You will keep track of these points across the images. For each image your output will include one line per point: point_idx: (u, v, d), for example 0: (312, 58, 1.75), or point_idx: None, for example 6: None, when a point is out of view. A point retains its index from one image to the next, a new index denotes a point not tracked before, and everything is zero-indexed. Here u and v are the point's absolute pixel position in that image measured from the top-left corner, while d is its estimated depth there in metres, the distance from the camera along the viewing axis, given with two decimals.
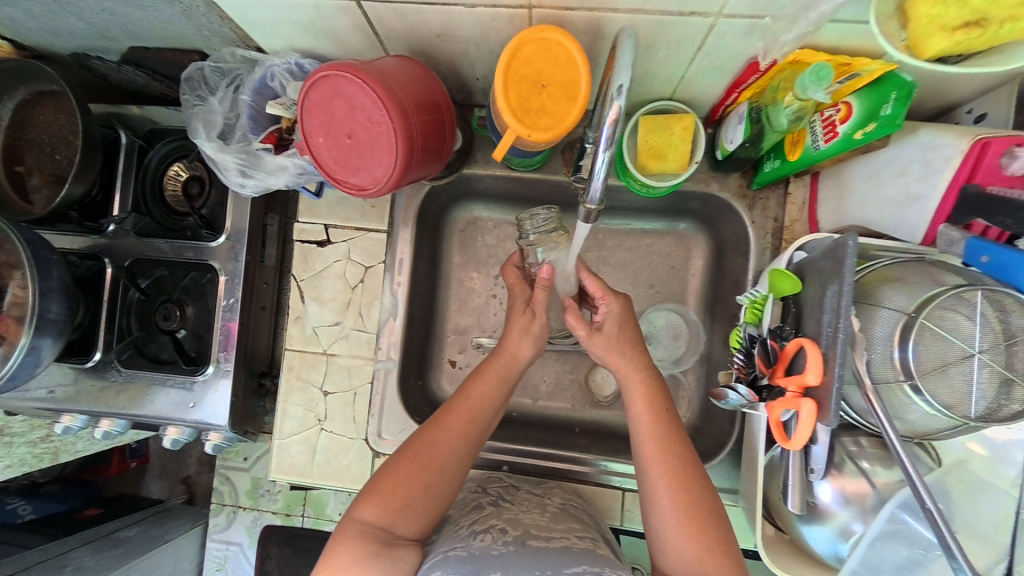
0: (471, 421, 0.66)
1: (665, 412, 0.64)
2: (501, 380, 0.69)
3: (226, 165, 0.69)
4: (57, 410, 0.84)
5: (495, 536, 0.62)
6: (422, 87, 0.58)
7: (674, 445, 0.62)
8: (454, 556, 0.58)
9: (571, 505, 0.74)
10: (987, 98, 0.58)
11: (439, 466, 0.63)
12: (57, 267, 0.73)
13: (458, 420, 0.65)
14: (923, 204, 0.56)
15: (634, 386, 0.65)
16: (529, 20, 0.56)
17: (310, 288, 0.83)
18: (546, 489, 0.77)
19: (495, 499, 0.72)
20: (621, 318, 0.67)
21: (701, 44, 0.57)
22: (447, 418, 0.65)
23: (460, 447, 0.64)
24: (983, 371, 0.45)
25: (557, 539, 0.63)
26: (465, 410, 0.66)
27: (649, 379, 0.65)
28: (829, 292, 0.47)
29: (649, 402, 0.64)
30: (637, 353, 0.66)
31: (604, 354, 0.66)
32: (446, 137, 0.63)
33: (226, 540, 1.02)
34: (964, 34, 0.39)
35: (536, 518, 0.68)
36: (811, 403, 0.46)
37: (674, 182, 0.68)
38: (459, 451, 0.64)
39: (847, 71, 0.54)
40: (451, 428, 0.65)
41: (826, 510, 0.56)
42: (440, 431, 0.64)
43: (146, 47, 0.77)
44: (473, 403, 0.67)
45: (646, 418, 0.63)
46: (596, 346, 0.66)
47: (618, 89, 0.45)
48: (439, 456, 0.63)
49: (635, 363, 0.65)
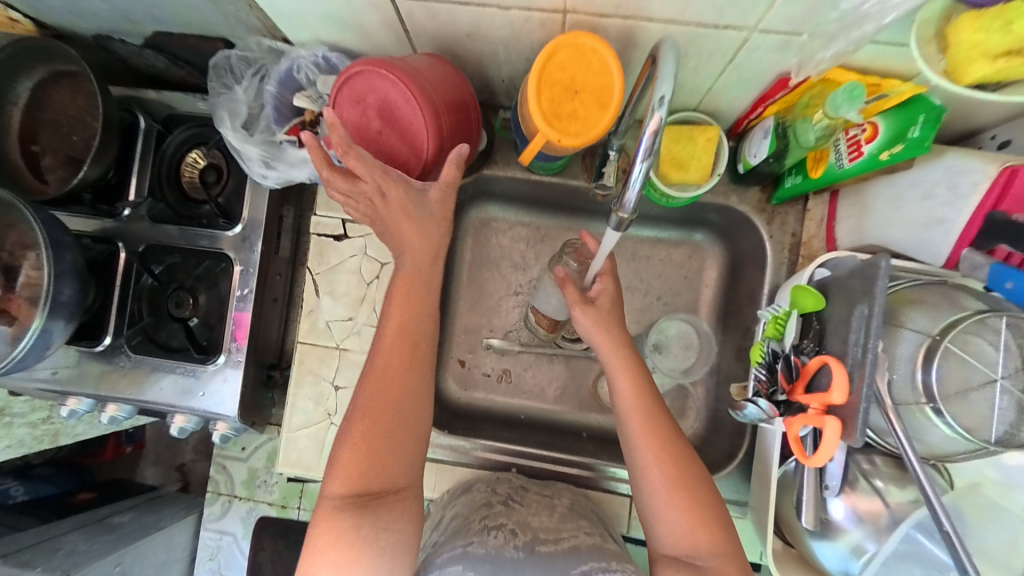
0: (403, 351, 0.59)
1: (648, 386, 0.64)
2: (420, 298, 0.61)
3: (249, 156, 0.69)
4: (62, 392, 0.83)
5: (504, 538, 0.62)
6: (455, 88, 0.58)
7: (660, 418, 0.62)
8: (472, 553, 0.59)
9: (580, 505, 0.74)
10: (1010, 125, 0.59)
11: (392, 414, 0.57)
12: (71, 250, 0.72)
13: (398, 350, 0.59)
14: (947, 228, 0.55)
15: (614, 358, 0.65)
16: (562, 25, 0.56)
17: (324, 282, 0.83)
18: (555, 491, 0.77)
19: (504, 499, 0.72)
20: (613, 298, 0.69)
21: (732, 57, 0.57)
22: (380, 363, 0.59)
23: (411, 377, 0.59)
24: (1005, 397, 0.46)
25: (566, 539, 0.63)
26: (394, 345, 0.59)
27: (630, 355, 0.65)
28: (857, 312, 0.47)
29: (632, 375, 0.64)
30: (620, 331, 0.67)
31: (592, 325, 0.66)
32: (471, 137, 0.63)
33: (220, 530, 1.02)
34: (1006, 62, 0.39)
35: (544, 520, 0.68)
36: (836, 422, 0.46)
37: (695, 193, 0.69)
38: (407, 388, 0.58)
39: (877, 91, 0.55)
40: (390, 371, 0.58)
41: (839, 527, 0.56)
42: (382, 375, 0.58)
43: (170, 32, 0.77)
44: (395, 331, 0.60)
45: (631, 394, 0.63)
46: (586, 318, 0.66)
47: (659, 100, 0.44)
48: (394, 396, 0.58)
49: (615, 340, 0.66)
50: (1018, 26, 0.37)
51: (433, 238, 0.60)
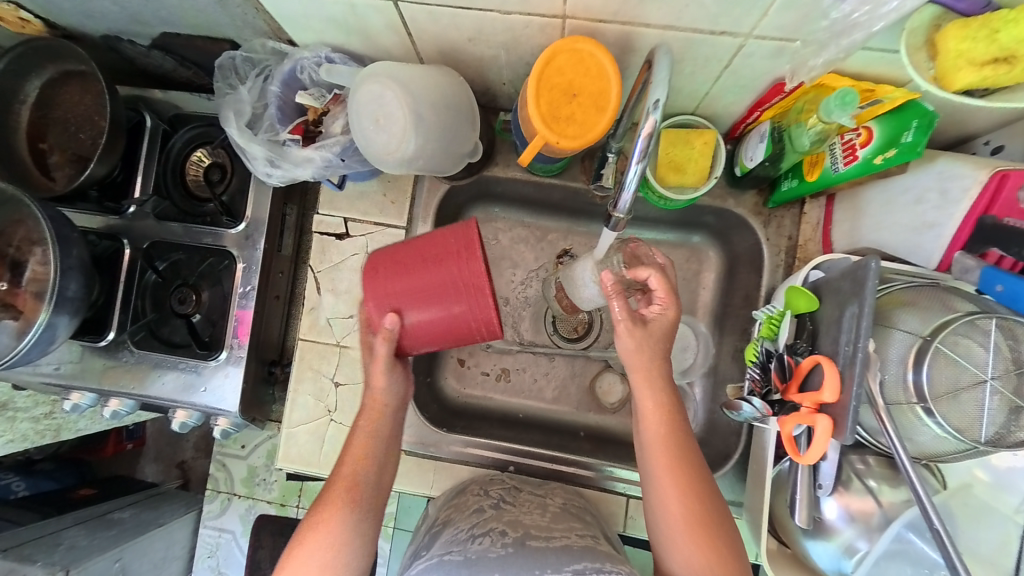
0: (363, 461, 0.64)
1: (677, 423, 0.62)
2: (385, 429, 0.66)
3: (254, 155, 0.69)
4: (65, 387, 0.84)
5: (492, 542, 0.62)
6: (436, 288, 0.55)
7: (685, 455, 0.61)
8: (447, 562, 0.59)
9: (573, 505, 0.75)
10: (1003, 131, 0.60)
11: (341, 528, 0.59)
12: (77, 246, 0.74)
13: (349, 465, 0.63)
14: (938, 232, 0.57)
15: (648, 395, 0.62)
16: (561, 30, 0.57)
17: (326, 279, 0.84)
18: (548, 491, 0.78)
19: (495, 502, 0.72)
20: (666, 330, 0.63)
21: (728, 62, 0.58)
22: (340, 467, 0.63)
23: (365, 495, 0.62)
24: (994, 398, 0.46)
25: (557, 539, 0.63)
26: (355, 452, 0.64)
27: (666, 391, 0.63)
28: (848, 312, 0.48)
29: (664, 412, 0.62)
30: (660, 364, 0.63)
31: (632, 350, 0.61)
32: (456, 313, 0.56)
33: (219, 527, 1.04)
34: (992, 70, 0.40)
35: (536, 519, 0.69)
36: (826, 420, 0.47)
37: (692, 195, 0.70)
38: (358, 508, 0.61)
39: (871, 97, 0.55)
40: (344, 476, 0.62)
41: (831, 526, 0.57)
42: (341, 485, 0.62)
43: (177, 33, 0.79)
44: (362, 442, 0.65)
45: (660, 433, 0.62)
46: (627, 339, 0.61)
47: (654, 104, 0.45)
48: (341, 500, 0.60)
49: (656, 372, 0.62)
50: (1003, 34, 0.39)
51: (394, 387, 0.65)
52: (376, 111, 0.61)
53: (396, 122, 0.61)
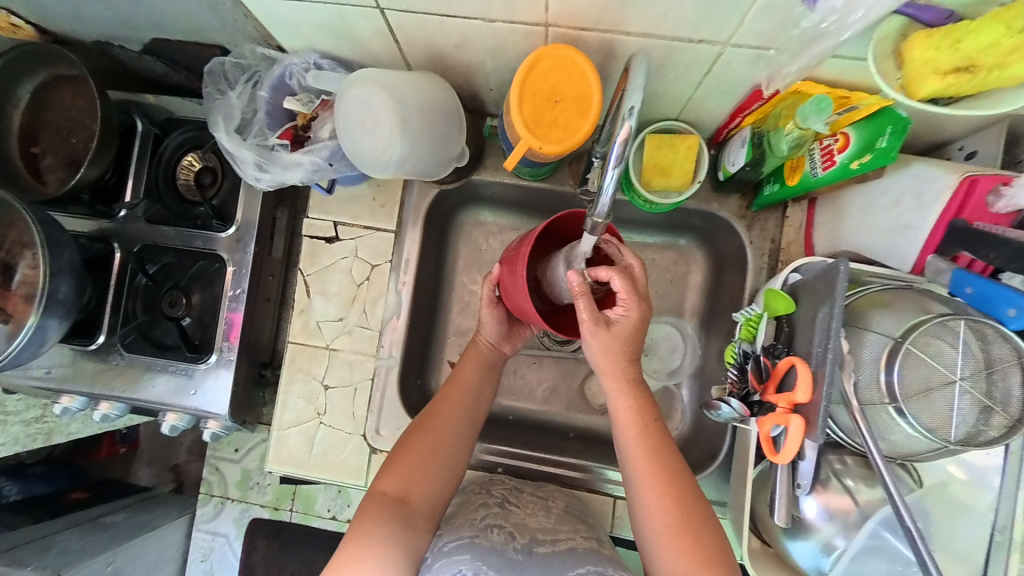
0: (464, 385, 0.72)
1: (653, 424, 0.64)
2: (483, 367, 0.75)
3: (243, 159, 0.69)
4: (56, 390, 0.85)
5: (501, 540, 0.64)
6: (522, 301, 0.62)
7: (665, 457, 0.62)
8: (479, 544, 0.62)
9: (574, 508, 0.77)
10: (977, 135, 0.61)
11: (445, 435, 0.68)
12: (69, 249, 0.74)
13: (452, 396, 0.71)
14: (914, 234, 0.58)
15: (619, 395, 0.64)
16: (545, 37, 0.59)
17: (317, 282, 0.84)
18: (549, 492, 0.79)
19: (500, 501, 0.73)
20: (633, 330, 0.61)
21: (708, 69, 0.59)
22: (444, 396, 0.71)
23: (462, 415, 0.70)
24: (964, 398, 0.47)
25: (563, 541, 0.65)
26: (457, 387, 0.72)
27: (640, 392, 0.65)
28: (821, 313, 0.49)
29: (638, 414, 0.64)
30: (630, 365, 0.64)
31: (598, 351, 0.61)
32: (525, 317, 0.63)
33: (212, 530, 1.03)
34: (954, 79, 0.42)
35: (542, 520, 0.70)
36: (800, 419, 0.48)
37: (677, 199, 0.71)
38: (458, 424, 0.69)
39: (846, 104, 0.57)
40: (451, 403, 0.70)
41: (812, 524, 0.58)
42: (445, 401, 0.70)
43: (169, 39, 0.79)
44: (466, 371, 0.74)
45: (634, 435, 0.63)
46: (596, 341, 0.60)
47: (630, 110, 0.46)
48: (439, 427, 0.68)
49: (625, 373, 0.63)
50: (965, 44, 0.40)
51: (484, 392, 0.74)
52: (364, 115, 0.62)
53: (383, 126, 0.62)
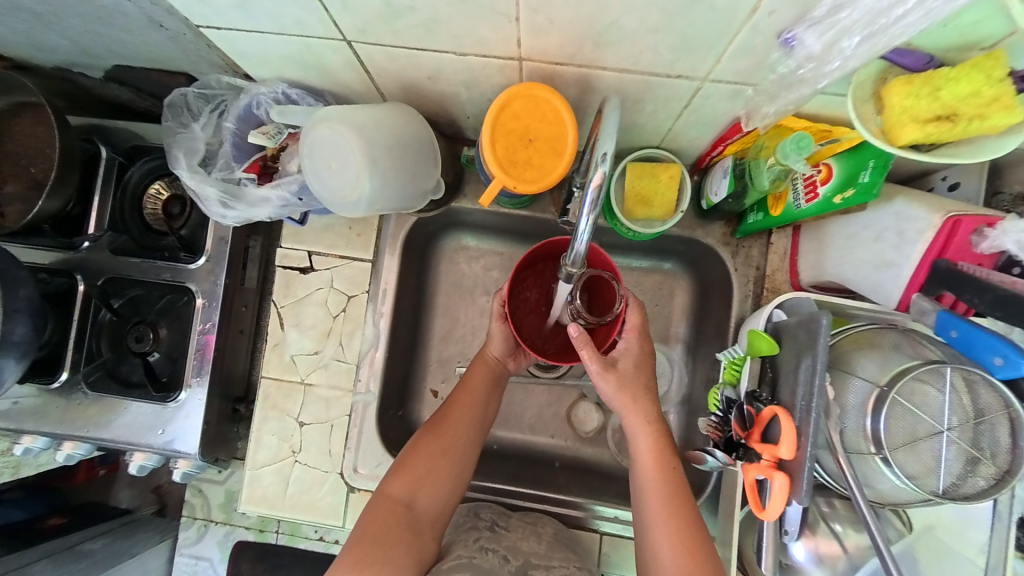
0: (475, 392, 0.71)
1: (673, 469, 0.62)
2: (494, 371, 0.73)
3: (206, 195, 0.66)
4: (17, 431, 0.80)
5: (495, 563, 0.64)
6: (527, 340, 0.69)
7: (680, 504, 0.60)
8: (477, 565, 0.63)
9: (563, 535, 0.74)
10: (959, 167, 0.60)
11: (454, 440, 0.67)
12: (25, 285, 0.70)
13: (464, 400, 0.70)
14: (897, 271, 0.56)
15: (638, 421, 0.64)
16: (520, 71, 0.56)
17: (291, 314, 0.81)
18: (537, 517, 0.76)
19: (490, 524, 0.72)
20: (639, 367, 0.66)
21: (688, 102, 0.58)
22: (455, 401, 0.70)
23: (473, 421, 0.69)
24: (951, 448, 0.46)
25: (557, 569, 0.65)
26: (468, 392, 0.71)
27: (658, 433, 0.64)
28: (803, 365, 0.48)
29: (658, 457, 0.63)
30: (650, 407, 0.65)
31: (614, 391, 0.64)
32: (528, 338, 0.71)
33: (197, 554, 1.01)
34: (935, 127, 0.40)
35: (533, 545, 0.69)
36: (784, 476, 0.46)
37: (659, 229, 0.70)
38: (467, 429, 0.68)
39: (827, 136, 0.55)
40: (461, 409, 0.69)
41: (801, 569, 0.56)
42: (455, 407, 0.69)
43: (131, 66, 0.75)
44: (476, 378, 0.72)
45: (653, 475, 0.62)
46: (608, 382, 0.64)
47: (602, 156, 0.44)
48: (449, 432, 0.67)
49: (642, 412, 0.64)
50: (945, 92, 0.39)
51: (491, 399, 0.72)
52: (328, 156, 0.60)
53: (350, 166, 0.60)
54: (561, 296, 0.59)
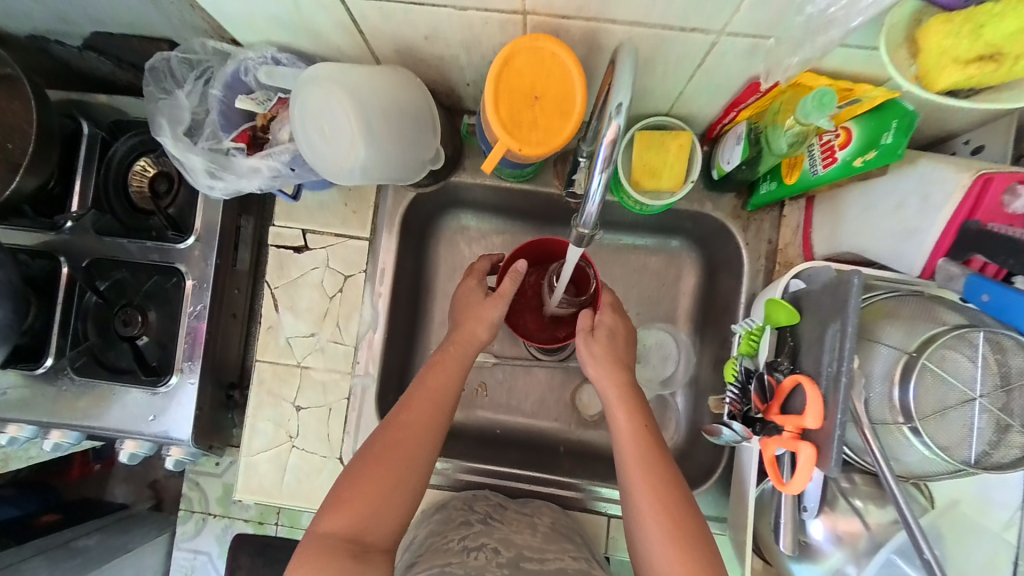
0: (433, 404, 0.64)
1: (646, 428, 0.62)
2: (453, 377, 0.67)
3: (193, 166, 0.63)
4: (3, 419, 0.77)
5: (484, 560, 0.60)
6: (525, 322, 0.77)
7: (657, 463, 0.60)
8: (451, 572, 0.57)
9: (561, 524, 0.72)
10: (984, 130, 0.58)
11: (405, 461, 0.60)
12: (4, 267, 0.67)
13: (418, 413, 0.63)
14: (920, 239, 0.53)
15: (614, 394, 0.65)
16: (523, 27, 0.53)
17: (284, 296, 0.78)
18: (535, 507, 0.75)
19: (483, 517, 0.70)
20: (616, 335, 0.69)
21: (701, 62, 0.55)
22: (406, 414, 0.62)
23: (429, 441, 0.62)
24: (983, 417, 0.44)
25: (551, 561, 0.61)
26: (422, 402, 0.64)
27: (630, 395, 0.65)
28: (829, 331, 0.46)
29: (630, 418, 0.63)
30: (623, 371, 0.67)
31: (588, 358, 0.67)
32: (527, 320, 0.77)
33: (195, 548, 0.98)
34: (977, 68, 0.38)
35: (527, 538, 0.66)
36: (810, 447, 0.44)
37: (669, 201, 0.66)
38: (421, 447, 0.61)
39: (849, 96, 0.53)
40: (414, 424, 0.62)
41: (818, 550, 0.54)
42: (407, 428, 0.62)
43: (110, 32, 0.72)
44: (430, 393, 0.65)
45: (627, 439, 0.62)
46: (586, 349, 0.68)
47: (617, 107, 0.41)
48: (399, 452, 0.60)
49: (613, 376, 0.66)
50: (989, 30, 0.36)
51: (448, 404, 0.65)
52: (321, 119, 0.56)
53: (343, 130, 0.56)
54: (570, 274, 0.63)
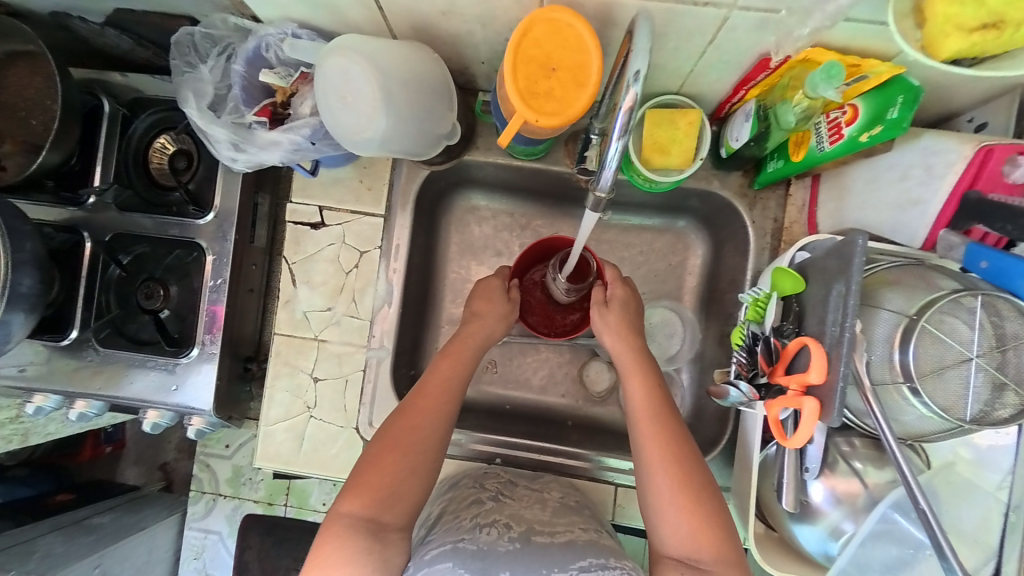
0: (444, 393, 0.66)
1: (657, 386, 0.66)
2: (464, 367, 0.69)
3: (216, 138, 0.65)
4: (28, 389, 0.79)
5: (496, 535, 0.61)
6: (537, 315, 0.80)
7: (666, 418, 0.63)
8: (463, 548, 0.58)
9: (571, 498, 0.74)
10: (986, 107, 0.59)
11: (420, 447, 0.62)
12: (31, 239, 0.69)
13: (431, 401, 0.65)
14: (923, 209, 0.56)
15: (628, 362, 0.68)
16: (539, 1, 0.54)
17: (301, 271, 0.80)
18: (544, 484, 0.76)
19: (494, 494, 0.70)
20: (627, 305, 0.72)
21: (712, 37, 0.56)
22: (419, 402, 0.64)
23: (440, 428, 0.64)
24: (979, 376, 0.46)
25: (561, 534, 0.63)
26: (434, 391, 0.66)
27: (641, 356, 0.69)
28: (834, 292, 0.48)
29: (642, 377, 0.67)
30: (635, 336, 0.70)
31: (603, 328, 0.71)
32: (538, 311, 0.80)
33: (206, 529, 0.97)
34: (981, 36, 0.40)
35: (538, 513, 0.67)
36: (813, 402, 0.47)
37: (678, 178, 0.68)
38: (434, 433, 0.63)
39: (856, 72, 0.54)
40: (428, 411, 0.64)
41: (818, 510, 0.57)
42: (418, 415, 0.64)
43: (133, 10, 0.74)
44: (439, 382, 0.67)
45: (640, 397, 0.65)
46: (601, 319, 0.71)
47: (635, 74, 0.43)
48: (414, 438, 0.62)
49: (628, 341, 0.69)
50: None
51: (459, 393, 0.67)
52: (342, 89, 0.58)
53: (364, 101, 0.58)
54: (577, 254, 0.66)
